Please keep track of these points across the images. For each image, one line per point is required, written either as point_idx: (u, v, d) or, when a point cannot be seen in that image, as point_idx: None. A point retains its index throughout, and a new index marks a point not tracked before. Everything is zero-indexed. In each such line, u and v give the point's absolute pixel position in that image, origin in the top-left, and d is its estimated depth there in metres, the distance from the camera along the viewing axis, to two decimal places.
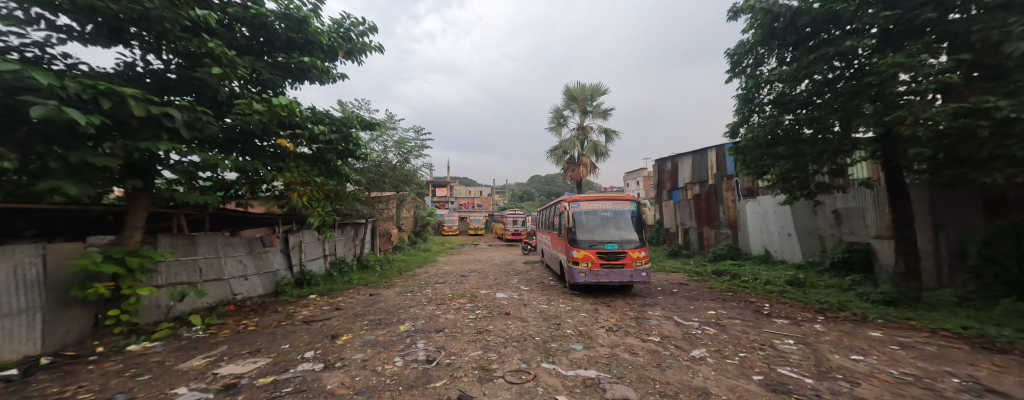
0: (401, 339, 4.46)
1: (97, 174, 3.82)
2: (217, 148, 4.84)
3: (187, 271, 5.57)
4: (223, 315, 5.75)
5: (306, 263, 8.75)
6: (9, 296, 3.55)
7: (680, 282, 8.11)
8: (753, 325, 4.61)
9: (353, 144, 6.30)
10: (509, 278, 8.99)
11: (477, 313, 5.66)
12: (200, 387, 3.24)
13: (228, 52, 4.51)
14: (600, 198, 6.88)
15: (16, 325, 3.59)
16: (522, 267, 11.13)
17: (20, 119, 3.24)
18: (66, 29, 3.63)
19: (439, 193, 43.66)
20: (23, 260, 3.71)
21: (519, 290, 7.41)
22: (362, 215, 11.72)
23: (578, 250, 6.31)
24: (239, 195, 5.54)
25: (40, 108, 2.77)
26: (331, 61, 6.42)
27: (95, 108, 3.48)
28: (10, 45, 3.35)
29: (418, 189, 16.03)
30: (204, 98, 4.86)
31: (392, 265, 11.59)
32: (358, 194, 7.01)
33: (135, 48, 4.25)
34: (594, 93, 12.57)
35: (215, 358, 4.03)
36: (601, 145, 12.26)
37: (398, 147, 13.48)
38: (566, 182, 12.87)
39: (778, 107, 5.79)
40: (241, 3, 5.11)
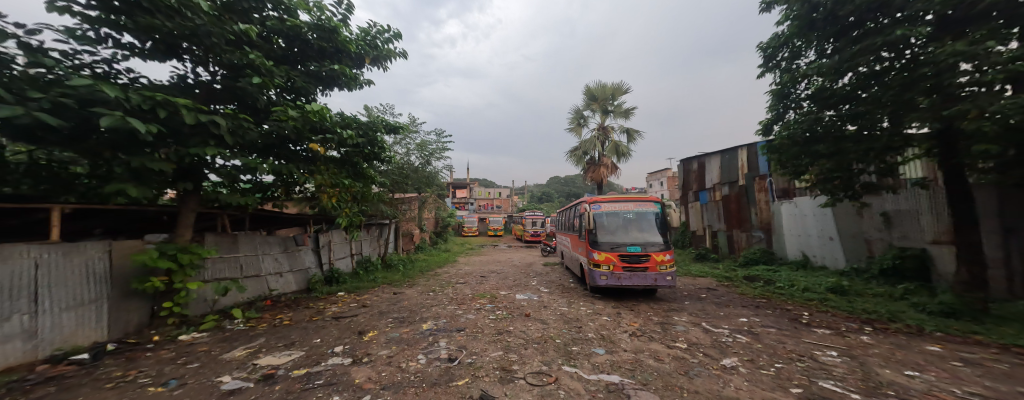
0: (424, 337, 4.57)
1: (155, 178, 4.20)
2: (257, 152, 5.18)
3: (230, 268, 5.97)
4: (261, 309, 6.14)
5: (335, 261, 9.16)
6: (81, 287, 3.97)
7: (708, 287, 7.77)
8: (790, 335, 4.34)
9: (378, 148, 6.55)
10: (528, 280, 8.95)
11: (497, 313, 5.68)
12: (242, 376, 3.48)
13: (267, 63, 4.84)
14: (621, 200, 6.73)
15: (87, 314, 4.01)
16: (542, 268, 11.06)
17: (90, 130, 3.61)
18: (130, 46, 4.03)
19: (459, 195, 44.11)
20: (94, 256, 4.14)
21: (539, 292, 7.38)
22: (385, 215, 12.08)
23: (599, 252, 6.19)
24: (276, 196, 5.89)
25: (108, 119, 3.09)
26: (358, 68, 6.71)
27: (153, 118, 3.83)
28: (84, 62, 3.77)
29: (438, 191, 16.32)
30: (245, 106, 5.22)
31: (415, 265, 11.86)
32: (383, 196, 7.25)
33: (186, 61, 4.65)
34: (615, 93, 12.31)
35: (255, 349, 4.30)
36: (623, 146, 11.97)
37: (419, 149, 13.74)
38: (586, 183, 12.67)
39: (818, 103, 5.44)
40: (278, 16, 5.44)
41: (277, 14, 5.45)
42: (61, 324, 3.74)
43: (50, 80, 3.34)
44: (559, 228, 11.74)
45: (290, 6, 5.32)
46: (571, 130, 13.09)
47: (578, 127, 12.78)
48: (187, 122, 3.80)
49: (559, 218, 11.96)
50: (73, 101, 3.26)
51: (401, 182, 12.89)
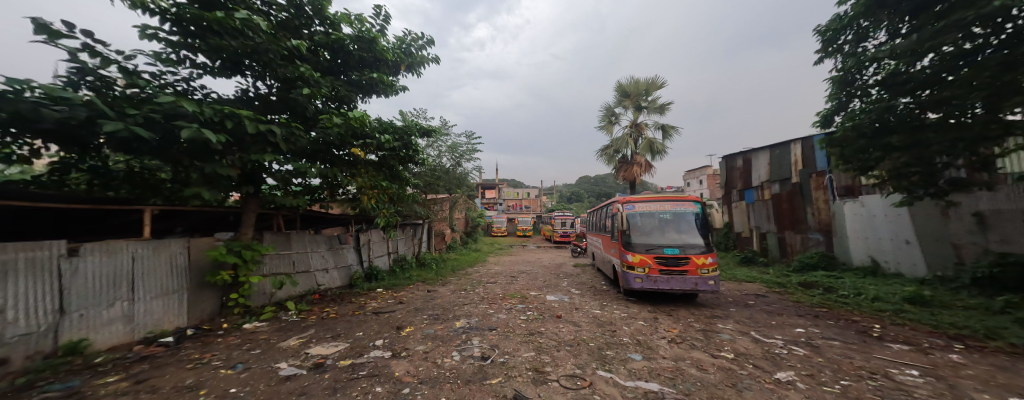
0: (458, 335, 4.68)
1: (224, 182, 4.70)
2: (306, 158, 5.60)
3: (284, 263, 6.52)
4: (311, 302, 6.63)
5: (374, 259, 9.67)
6: (167, 279, 4.55)
7: (757, 293, 7.19)
8: (857, 349, 3.89)
9: (413, 151, 6.81)
10: (559, 281, 8.84)
11: (528, 314, 5.67)
12: (296, 364, 3.79)
13: (315, 75, 5.23)
14: (657, 199, 6.43)
15: (172, 302, 4.59)
16: (573, 270, 10.88)
17: (173, 141, 4.11)
18: (203, 65, 4.55)
19: (489, 195, 44.62)
20: (178, 251, 4.73)
21: (570, 293, 7.27)
22: (419, 216, 12.54)
23: (633, 254, 5.95)
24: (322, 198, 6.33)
25: (187, 131, 3.51)
26: (394, 75, 7.04)
27: (222, 128, 4.29)
28: (168, 81, 4.31)
29: (469, 192, 16.63)
30: (296, 116, 5.66)
31: (447, 264, 12.18)
32: (417, 197, 7.52)
33: (248, 77, 5.15)
34: (649, 89, 11.80)
35: (306, 339, 4.66)
36: (658, 144, 11.44)
37: (450, 151, 14.10)
38: (618, 182, 12.26)
39: (890, 89, 4.83)
40: (324, 30, 5.86)
41: (323, 29, 5.88)
42: (152, 311, 4.32)
43: (142, 98, 3.87)
44: (589, 229, 11.47)
45: (334, 20, 5.72)
46: (602, 128, 12.73)
47: (610, 125, 12.39)
48: (249, 132, 4.21)
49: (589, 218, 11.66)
50: (160, 116, 3.75)
51: (433, 183, 13.32)
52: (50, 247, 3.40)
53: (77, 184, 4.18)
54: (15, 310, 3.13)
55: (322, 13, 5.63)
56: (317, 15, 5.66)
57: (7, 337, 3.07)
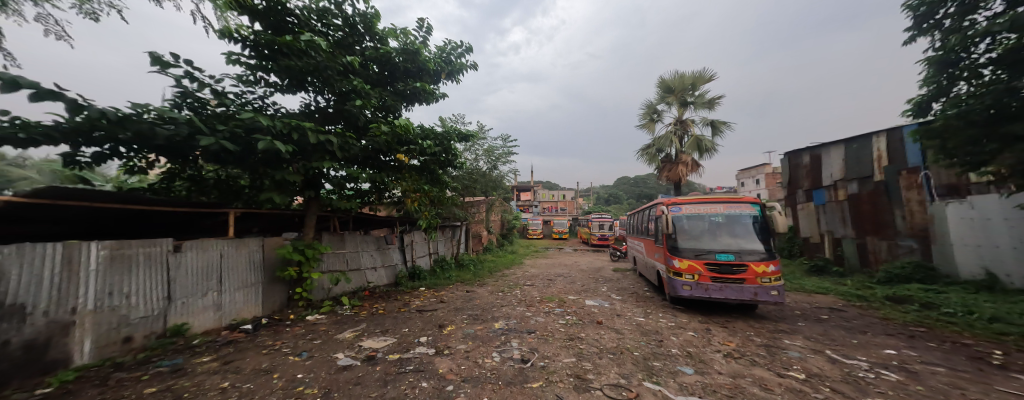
0: (497, 336, 4.73)
1: (291, 187, 5.22)
2: (357, 164, 6.03)
3: (339, 261, 7.08)
4: (362, 298, 7.13)
5: (417, 259, 10.13)
6: (248, 273, 5.17)
7: (830, 307, 6.37)
8: (968, 379, 3.27)
9: (452, 155, 7.02)
10: (598, 286, 8.57)
11: (567, 318, 5.56)
12: (351, 355, 4.08)
13: (366, 87, 5.64)
14: (707, 201, 5.97)
15: (250, 294, 5.19)
16: (612, 274, 10.48)
17: (251, 152, 4.67)
18: (276, 84, 5.13)
19: (523, 198, 44.58)
20: (256, 249, 5.35)
21: (610, 299, 7.01)
22: (457, 218, 12.90)
23: (680, 260, 5.56)
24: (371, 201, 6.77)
25: (263, 143, 3.97)
26: (436, 84, 7.35)
27: (290, 140, 4.78)
28: (248, 100, 4.92)
29: (504, 194, 16.76)
30: (349, 125, 6.14)
31: (484, 266, 12.37)
32: (456, 200, 7.73)
33: (311, 92, 5.70)
34: (695, 82, 11.04)
35: (359, 333, 5.01)
36: (706, 141, 10.64)
37: (487, 155, 14.35)
38: (661, 183, 11.57)
39: (1010, 68, 4.04)
40: (373, 46, 6.31)
41: (373, 44, 6.34)
42: (235, 300, 4.93)
43: (228, 115, 4.48)
44: (630, 231, 10.97)
45: (382, 35, 6.14)
46: (643, 127, 12.14)
47: (652, 123, 11.77)
48: (311, 142, 4.65)
49: (630, 221, 11.13)
50: (242, 131, 4.30)
51: (470, 186, 13.63)
52: (161, 243, 4.04)
53: (179, 190, 4.91)
54: (139, 296, 3.79)
55: (372, 30, 6.08)
56: (367, 32, 6.13)
57: (132, 318, 3.72)
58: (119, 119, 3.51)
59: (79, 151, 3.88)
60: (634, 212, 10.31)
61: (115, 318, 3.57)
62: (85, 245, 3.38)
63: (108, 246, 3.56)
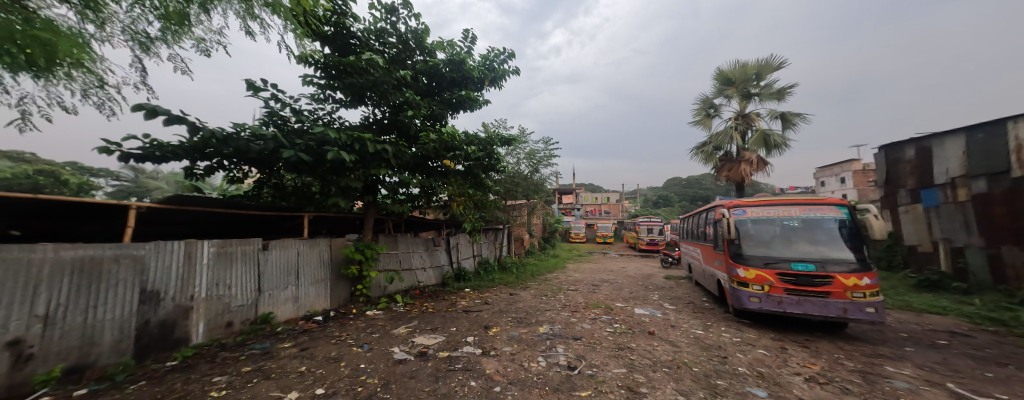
0: (542, 340, 4.67)
1: (353, 193, 5.69)
2: (409, 170, 6.40)
3: (393, 261, 7.56)
4: (413, 297, 7.52)
5: (462, 261, 10.44)
6: (319, 269, 5.74)
7: (943, 330, 5.31)
8: None
9: (495, 160, 7.13)
10: (647, 293, 8.08)
11: (615, 326, 5.31)
12: (405, 350, 4.32)
13: (416, 98, 5.98)
14: (778, 204, 5.35)
15: (321, 289, 5.75)
16: (664, 282, 9.82)
17: (320, 161, 5.21)
18: (341, 100, 5.68)
19: (565, 200, 43.84)
20: (325, 248, 5.91)
21: (662, 308, 6.57)
22: (499, 221, 13.05)
23: (746, 269, 5.00)
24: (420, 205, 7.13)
25: (330, 154, 4.40)
26: (479, 91, 7.55)
27: (352, 150, 5.24)
28: (319, 115, 5.51)
29: (546, 198, 16.60)
30: (402, 134, 6.53)
31: (526, 269, 12.32)
32: (499, 203, 7.82)
33: (370, 105, 6.20)
34: (761, 72, 9.98)
35: (412, 329, 5.28)
36: (775, 136, 9.54)
37: (528, 158, 14.38)
38: (720, 183, 10.61)
39: None
40: (422, 59, 6.66)
41: (422, 58, 6.69)
42: (308, 294, 5.49)
43: (303, 130, 5.04)
44: (684, 236, 10.20)
45: (430, 48, 6.47)
46: (697, 123, 11.26)
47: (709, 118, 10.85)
48: (368, 150, 5.05)
49: (684, 225, 10.35)
50: (314, 144, 4.82)
51: (512, 190, 13.73)
52: (253, 242, 4.63)
53: (264, 196, 5.62)
54: (237, 287, 4.38)
55: (422, 44, 6.43)
56: (418, 47, 6.50)
57: (233, 305, 4.34)
58: (222, 137, 4.15)
59: (194, 164, 4.62)
60: (688, 215, 9.58)
61: (220, 305, 4.18)
62: (200, 243, 4.01)
63: (215, 244, 4.19)
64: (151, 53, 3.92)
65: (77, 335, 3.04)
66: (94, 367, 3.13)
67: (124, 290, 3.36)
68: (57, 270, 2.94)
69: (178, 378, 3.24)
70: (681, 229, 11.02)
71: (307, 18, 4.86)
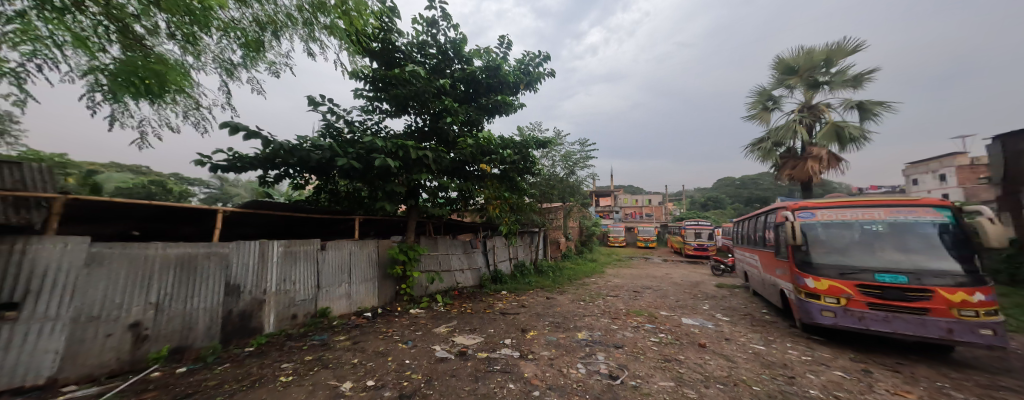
0: (581, 347, 4.60)
1: (398, 197, 6.04)
2: (448, 174, 6.64)
3: (434, 262, 7.87)
4: (453, 297, 7.78)
5: (498, 263, 10.59)
6: (368, 268, 6.13)
7: None
8: None
9: (530, 162, 7.16)
10: (695, 302, 7.61)
11: (661, 336, 5.08)
12: (446, 348, 4.48)
13: (455, 105, 6.23)
14: (856, 205, 4.78)
15: (370, 287, 6.13)
16: (713, 290, 9.17)
17: (370, 168, 5.61)
18: (387, 110, 6.08)
19: (603, 203, 42.67)
20: (373, 249, 6.30)
21: (715, 319, 6.14)
22: (535, 223, 13.05)
23: (817, 279, 4.45)
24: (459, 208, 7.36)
25: (378, 161, 4.74)
26: (515, 95, 7.66)
27: (397, 157, 5.56)
28: (369, 126, 5.96)
29: (582, 200, 16.31)
30: (441, 141, 6.80)
31: (563, 273, 12.17)
32: (534, 206, 7.83)
33: (413, 114, 6.57)
34: (831, 58, 8.96)
35: (452, 329, 5.46)
36: (851, 128, 8.45)
37: (564, 160, 14.24)
38: (782, 183, 9.66)
39: None
40: (460, 68, 6.91)
41: (460, 66, 6.94)
42: (359, 292, 5.89)
43: (354, 140, 5.46)
44: (738, 241, 9.46)
45: (467, 56, 6.69)
46: (753, 117, 10.39)
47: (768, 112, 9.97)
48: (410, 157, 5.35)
49: (737, 229, 9.61)
50: (364, 152, 5.21)
51: (548, 192, 13.67)
52: (313, 242, 5.11)
53: (322, 201, 6.16)
54: (300, 283, 4.84)
55: (460, 53, 6.67)
56: (456, 56, 6.75)
57: (298, 299, 4.80)
58: (289, 149, 4.68)
59: (266, 173, 5.21)
60: (742, 219, 8.87)
61: (287, 299, 4.65)
62: (271, 243, 4.52)
63: (283, 244, 4.68)
64: (235, 77, 4.50)
65: (179, 321, 3.57)
66: (191, 348, 3.64)
67: (212, 283, 3.86)
68: (164, 265, 3.49)
69: (254, 363, 3.65)
70: (734, 234, 10.23)
71: (359, 37, 5.28)
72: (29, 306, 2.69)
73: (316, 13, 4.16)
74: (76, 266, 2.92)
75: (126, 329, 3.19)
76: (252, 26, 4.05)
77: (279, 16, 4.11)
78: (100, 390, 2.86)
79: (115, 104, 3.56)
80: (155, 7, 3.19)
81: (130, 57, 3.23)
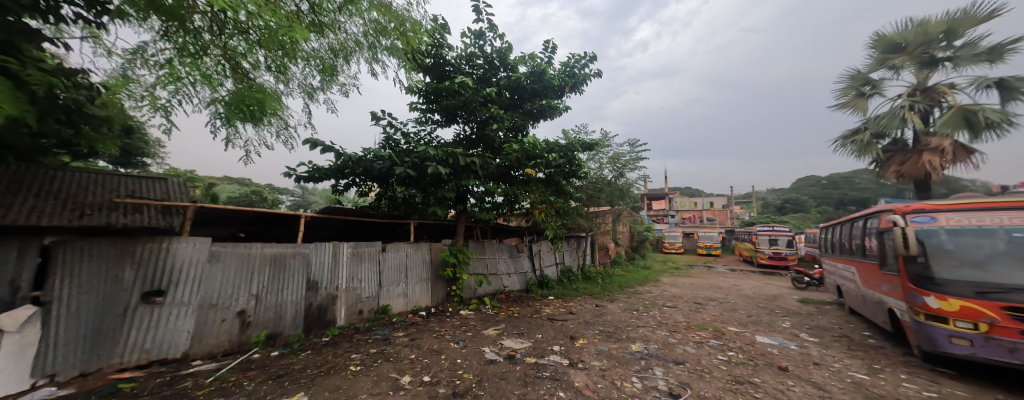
0: (636, 359, 4.43)
1: (448, 202, 6.36)
2: (494, 180, 6.82)
3: (482, 266, 8.12)
4: (501, 301, 7.96)
5: (545, 268, 10.59)
6: (422, 270, 6.51)
7: None
8: None
9: (575, 166, 7.08)
10: (768, 318, 6.85)
11: (729, 355, 4.67)
12: (495, 351, 4.62)
13: (501, 112, 6.45)
14: (997, 208, 3.70)
15: (423, 287, 6.50)
16: (792, 306, 8.15)
17: (423, 176, 6.01)
18: (437, 121, 6.48)
19: (655, 206, 40.40)
20: (426, 251, 6.67)
21: (799, 340, 5.45)
22: (582, 228, 12.80)
23: (942, 298, 3.47)
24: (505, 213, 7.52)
25: (430, 168, 5.07)
26: (560, 98, 7.67)
27: (447, 163, 5.88)
28: (423, 136, 6.41)
29: (632, 204, 15.63)
30: (488, 147, 7.04)
31: (614, 280, 11.75)
32: (581, 210, 7.71)
33: (461, 123, 6.92)
34: (954, 28, 6.97)
35: (500, 332, 5.60)
36: (988, 113, 6.66)
37: (613, 162, 13.81)
38: (888, 180, 7.97)
39: None
40: (506, 75, 7.13)
41: (505, 74, 7.17)
42: (414, 292, 6.28)
43: (410, 150, 5.90)
44: (827, 250, 8.28)
45: (512, 63, 6.90)
46: (844, 106, 8.45)
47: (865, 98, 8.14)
48: (457, 163, 5.64)
49: (826, 236, 8.42)
50: (417, 160, 5.60)
51: (595, 196, 13.32)
52: (375, 244, 5.57)
53: (382, 206, 6.71)
54: (365, 281, 5.31)
55: (505, 61, 6.93)
56: (501, 64, 7.02)
57: (363, 296, 5.28)
58: (356, 160, 5.27)
59: (338, 182, 5.85)
60: (834, 225, 7.74)
61: (355, 295, 5.14)
62: (342, 244, 5.04)
63: (351, 245, 5.19)
64: (314, 98, 5.15)
65: (272, 311, 4.16)
66: (282, 335, 4.22)
67: (297, 278, 4.43)
68: (262, 262, 4.10)
69: (330, 351, 4.11)
70: (822, 241, 8.94)
71: (415, 55, 5.72)
72: (171, 293, 3.36)
73: (379, 38, 4.58)
74: (201, 261, 3.56)
75: (235, 316, 3.82)
76: (327, 54, 4.60)
77: (350, 43, 4.59)
78: (218, 365, 3.46)
79: (229, 128, 4.31)
80: (257, 46, 3.80)
81: (239, 89, 3.87)
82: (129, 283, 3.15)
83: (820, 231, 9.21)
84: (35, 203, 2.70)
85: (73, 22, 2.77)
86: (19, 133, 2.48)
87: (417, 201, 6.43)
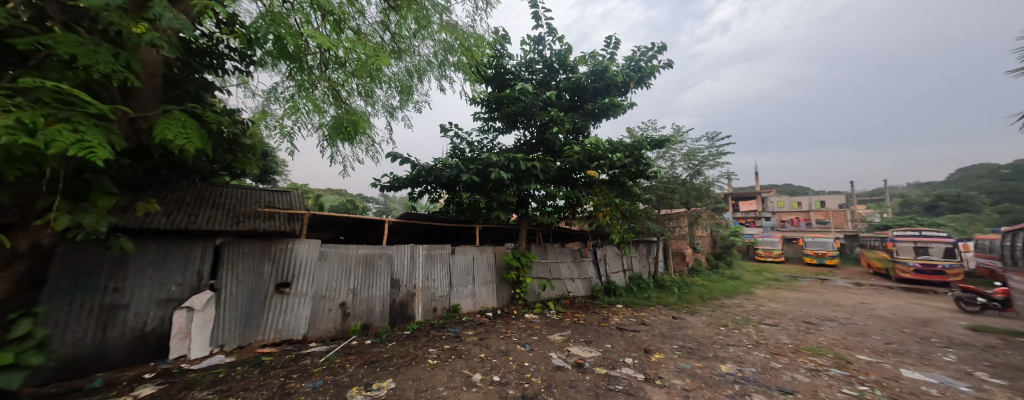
0: (726, 382, 4.02)
1: (509, 206, 6.55)
2: (555, 183, 6.83)
3: (544, 270, 8.13)
4: (565, 306, 7.88)
5: (612, 274, 10.20)
6: (488, 272, 6.78)
7: None
8: None
9: (643, 165, 6.71)
10: (905, 348, 5.59)
11: (857, 389, 3.94)
12: (561, 357, 4.62)
13: (562, 115, 6.45)
14: None
15: (489, 289, 6.77)
16: (954, 336, 6.45)
17: (487, 182, 6.30)
18: (498, 128, 6.77)
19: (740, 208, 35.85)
20: (491, 253, 6.92)
21: (974, 380, 4.32)
22: (653, 232, 12.05)
23: None
24: (567, 216, 7.45)
25: (494, 174, 5.31)
26: (624, 94, 7.38)
27: (510, 169, 6.08)
28: (484, 143, 6.74)
29: (713, 204, 14.13)
30: (547, 150, 7.10)
31: (692, 290, 10.78)
32: (650, 213, 7.19)
33: (521, 128, 7.11)
34: None
35: (566, 338, 5.57)
36: None
37: (687, 159, 12.68)
38: None
39: None
40: (565, 78, 7.12)
41: (565, 76, 7.16)
42: (480, 293, 6.57)
43: (474, 158, 6.27)
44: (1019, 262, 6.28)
45: (572, 64, 6.88)
46: None
47: None
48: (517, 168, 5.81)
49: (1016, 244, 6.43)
50: (481, 167, 5.92)
51: (667, 197, 12.40)
52: (447, 247, 5.99)
53: (449, 211, 7.20)
54: (438, 281, 5.75)
55: (565, 63, 6.94)
56: (560, 66, 7.05)
57: (437, 295, 5.72)
58: (428, 169, 5.83)
59: (413, 190, 6.47)
60: None
61: (429, 294, 5.60)
62: (419, 246, 5.53)
63: (426, 247, 5.67)
64: (394, 116, 5.81)
65: (366, 304, 4.76)
66: (373, 326, 4.80)
67: (383, 276, 4.99)
68: (357, 261, 4.72)
69: (411, 344, 4.56)
70: (1008, 250, 6.83)
71: (478, 68, 6.09)
72: (294, 285, 4.10)
73: (447, 56, 4.92)
74: (313, 259, 4.26)
75: (338, 307, 4.47)
76: (404, 74, 4.98)
77: (423, 64, 5.04)
78: (328, 348, 4.10)
79: (329, 147, 5.09)
80: (351, 75, 4.42)
81: (338, 113, 4.59)
82: (267, 276, 3.92)
83: (1004, 237, 7.07)
84: (209, 212, 3.58)
85: (232, 73, 3.61)
86: (202, 160, 3.30)
87: (480, 206, 6.75)
